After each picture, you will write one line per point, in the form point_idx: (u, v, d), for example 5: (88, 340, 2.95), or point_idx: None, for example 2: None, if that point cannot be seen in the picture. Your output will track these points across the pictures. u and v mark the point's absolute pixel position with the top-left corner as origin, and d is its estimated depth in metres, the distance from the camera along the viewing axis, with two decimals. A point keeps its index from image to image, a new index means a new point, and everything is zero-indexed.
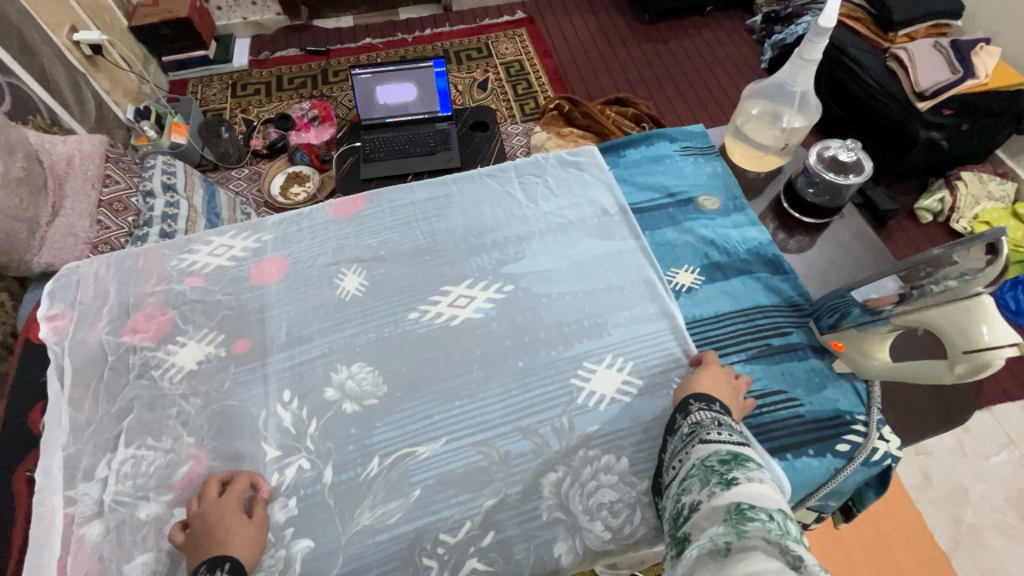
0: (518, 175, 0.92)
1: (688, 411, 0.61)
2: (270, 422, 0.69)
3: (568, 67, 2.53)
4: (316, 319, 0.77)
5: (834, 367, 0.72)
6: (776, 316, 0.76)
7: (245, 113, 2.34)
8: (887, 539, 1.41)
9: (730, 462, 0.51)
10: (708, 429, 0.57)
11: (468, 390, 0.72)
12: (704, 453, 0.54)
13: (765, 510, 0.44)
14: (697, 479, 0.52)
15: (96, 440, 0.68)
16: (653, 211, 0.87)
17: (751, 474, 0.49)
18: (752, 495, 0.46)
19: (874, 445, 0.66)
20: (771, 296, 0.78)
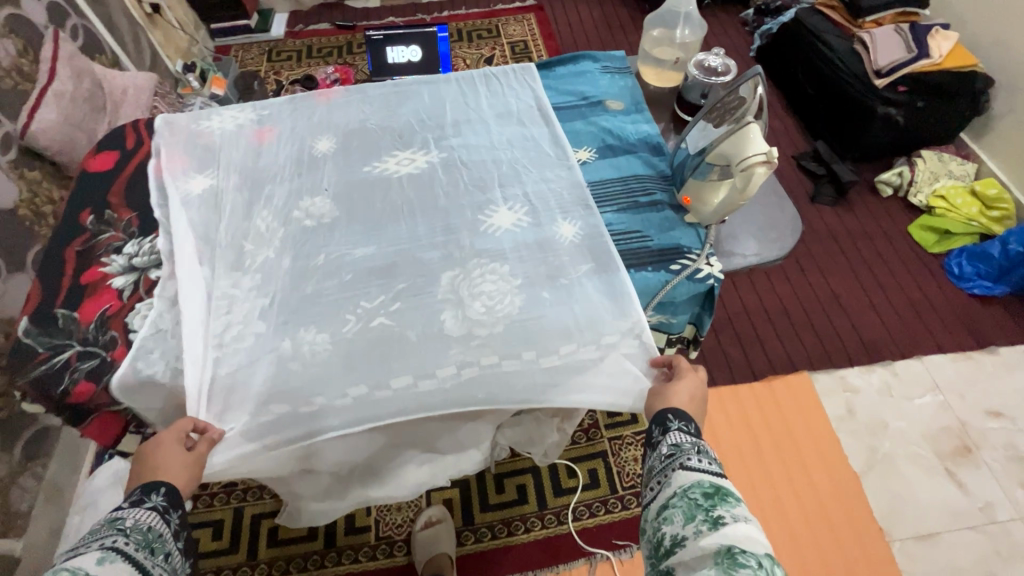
0: (467, 80, 1.13)
1: (668, 435, 0.73)
2: (249, 228, 0.93)
3: (569, 48, 2.76)
4: (292, 167, 1.01)
5: (684, 218, 0.91)
6: (647, 182, 0.96)
7: (277, 75, 2.66)
8: (803, 460, 1.57)
9: (712, 498, 0.64)
10: (689, 455, 0.69)
11: (399, 217, 0.94)
12: (687, 483, 0.66)
13: (753, 556, 0.58)
14: (681, 511, 0.65)
15: (126, 231, 0.93)
16: (568, 109, 1.08)
17: (732, 510, 0.63)
18: (738, 538, 0.59)
19: (700, 267, 0.86)
20: (648, 169, 0.98)
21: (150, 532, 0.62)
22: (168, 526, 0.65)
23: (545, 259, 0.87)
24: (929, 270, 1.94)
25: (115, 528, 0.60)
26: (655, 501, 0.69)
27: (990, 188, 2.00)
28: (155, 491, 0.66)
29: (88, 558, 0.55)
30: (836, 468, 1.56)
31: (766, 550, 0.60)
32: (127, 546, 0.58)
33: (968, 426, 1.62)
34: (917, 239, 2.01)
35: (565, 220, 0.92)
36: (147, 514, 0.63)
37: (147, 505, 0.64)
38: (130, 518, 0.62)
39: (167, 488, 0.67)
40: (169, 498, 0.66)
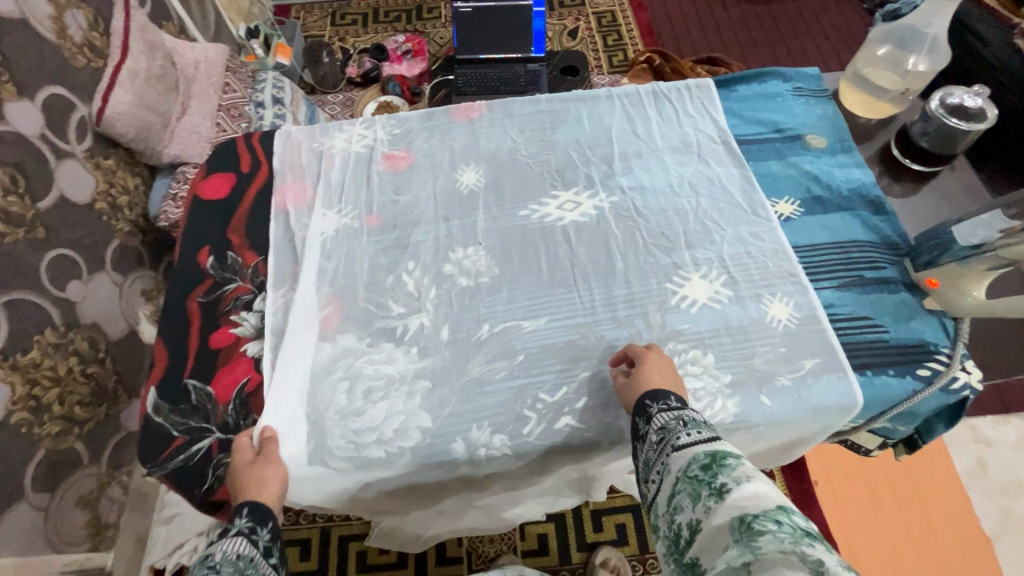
0: (631, 98, 0.95)
1: (654, 418, 0.61)
2: (396, 284, 0.79)
3: (662, 21, 2.47)
4: (438, 208, 0.86)
5: (923, 303, 0.75)
6: (871, 252, 0.79)
7: (342, 41, 2.45)
8: (929, 514, 1.44)
9: (710, 467, 0.52)
10: (678, 433, 0.58)
11: (571, 281, 0.79)
12: (683, 464, 0.55)
13: (773, 518, 0.45)
14: (687, 495, 0.53)
15: (255, 281, 0.80)
16: (759, 143, 0.90)
17: (736, 473, 0.51)
18: (745, 502, 0.47)
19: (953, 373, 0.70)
20: (869, 234, 0.81)
21: (241, 557, 0.53)
22: (256, 545, 0.56)
23: (755, 349, 0.73)
24: None
25: (205, 566, 0.52)
26: (658, 496, 0.57)
27: None
28: (239, 513, 0.58)
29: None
30: (965, 526, 1.44)
31: (782, 502, 0.47)
32: None
33: None
34: None
35: (774, 296, 0.76)
36: (235, 540, 0.55)
37: (235, 531, 0.56)
38: (219, 551, 0.54)
39: (250, 506, 0.60)
40: (258, 516, 0.59)
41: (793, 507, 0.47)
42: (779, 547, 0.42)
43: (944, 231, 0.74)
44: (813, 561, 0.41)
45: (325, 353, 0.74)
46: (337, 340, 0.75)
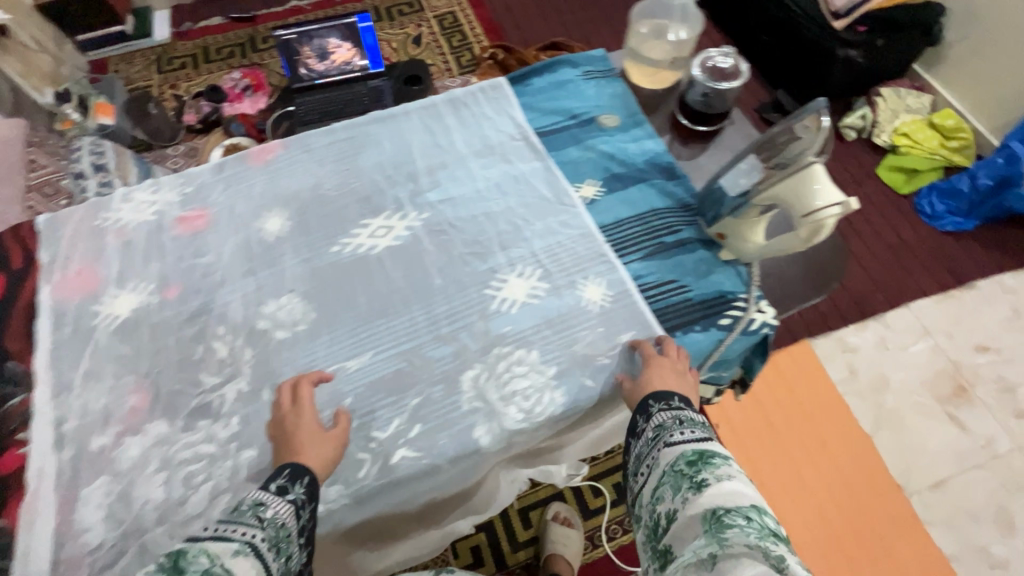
0: (431, 110, 0.94)
1: (651, 417, 0.63)
2: (206, 354, 0.74)
3: (502, 14, 2.50)
4: (243, 262, 0.81)
5: (719, 256, 0.80)
6: (668, 217, 0.84)
7: (173, 88, 2.28)
8: (818, 429, 1.58)
9: (697, 464, 0.55)
10: (673, 431, 0.61)
11: (390, 309, 0.77)
12: (671, 456, 0.58)
13: (745, 515, 0.49)
14: (670, 487, 0.56)
15: (44, 385, 0.72)
16: (557, 133, 0.92)
17: (719, 471, 0.54)
18: (723, 497, 0.51)
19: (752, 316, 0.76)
20: (666, 199, 0.86)
21: (284, 525, 0.54)
22: (302, 519, 0.57)
23: (576, 336, 0.75)
24: (903, 211, 1.94)
25: (255, 514, 0.54)
26: (645, 483, 0.60)
27: (948, 119, 2.01)
28: (299, 480, 0.59)
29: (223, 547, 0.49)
30: (849, 431, 1.58)
31: (754, 504, 0.51)
32: (261, 543, 0.51)
33: (962, 366, 1.67)
34: (886, 182, 2.00)
35: (588, 279, 0.79)
36: (284, 504, 0.56)
37: (290, 496, 0.57)
38: (269, 508, 0.55)
39: (310, 476, 0.60)
40: (311, 489, 0.59)
41: (769, 512, 0.51)
42: (746, 540, 0.45)
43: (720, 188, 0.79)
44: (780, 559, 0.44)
45: (136, 448, 0.68)
46: (148, 430, 0.69)
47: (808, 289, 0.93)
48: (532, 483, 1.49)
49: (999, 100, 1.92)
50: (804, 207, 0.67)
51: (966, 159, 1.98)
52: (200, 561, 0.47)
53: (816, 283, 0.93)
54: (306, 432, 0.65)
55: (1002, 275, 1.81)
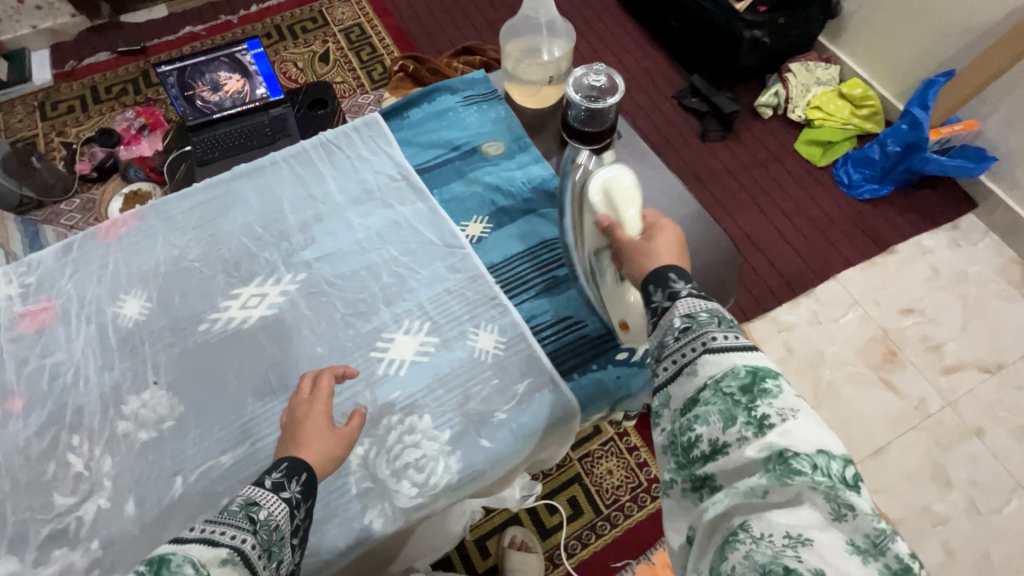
0: (304, 155, 0.90)
1: (677, 307, 0.64)
2: (58, 472, 0.72)
3: (411, 21, 2.41)
4: (96, 356, 0.78)
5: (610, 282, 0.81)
6: (558, 249, 0.85)
7: (61, 135, 2.11)
8: None
9: (751, 394, 0.56)
10: (709, 333, 0.61)
11: (262, 391, 0.75)
12: (718, 371, 0.59)
13: (810, 460, 0.52)
14: (717, 410, 0.58)
15: None
16: (440, 167, 0.90)
17: (775, 405, 0.56)
18: (786, 438, 0.53)
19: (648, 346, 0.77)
20: (555, 230, 0.87)
21: (276, 527, 0.57)
22: (294, 519, 0.59)
23: (471, 392, 0.74)
24: (822, 183, 1.98)
25: (247, 515, 0.56)
26: (681, 385, 0.62)
27: (855, 89, 2.05)
28: (296, 480, 0.61)
29: (214, 555, 0.51)
30: None
31: (819, 445, 0.53)
32: (253, 549, 0.54)
33: (890, 332, 1.71)
34: (804, 156, 2.03)
35: (480, 327, 0.78)
36: (278, 504, 0.58)
37: (285, 492, 0.60)
38: (263, 509, 0.57)
39: (308, 474, 0.62)
40: (307, 487, 0.62)
41: (832, 449, 0.54)
42: (815, 485, 0.50)
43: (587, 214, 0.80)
44: (845, 505, 0.49)
45: None
46: None
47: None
48: (485, 511, 1.45)
49: (897, 66, 1.97)
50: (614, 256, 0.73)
51: (876, 126, 2.03)
52: (187, 572, 0.48)
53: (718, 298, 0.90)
54: (314, 424, 0.66)
55: (920, 237, 1.86)
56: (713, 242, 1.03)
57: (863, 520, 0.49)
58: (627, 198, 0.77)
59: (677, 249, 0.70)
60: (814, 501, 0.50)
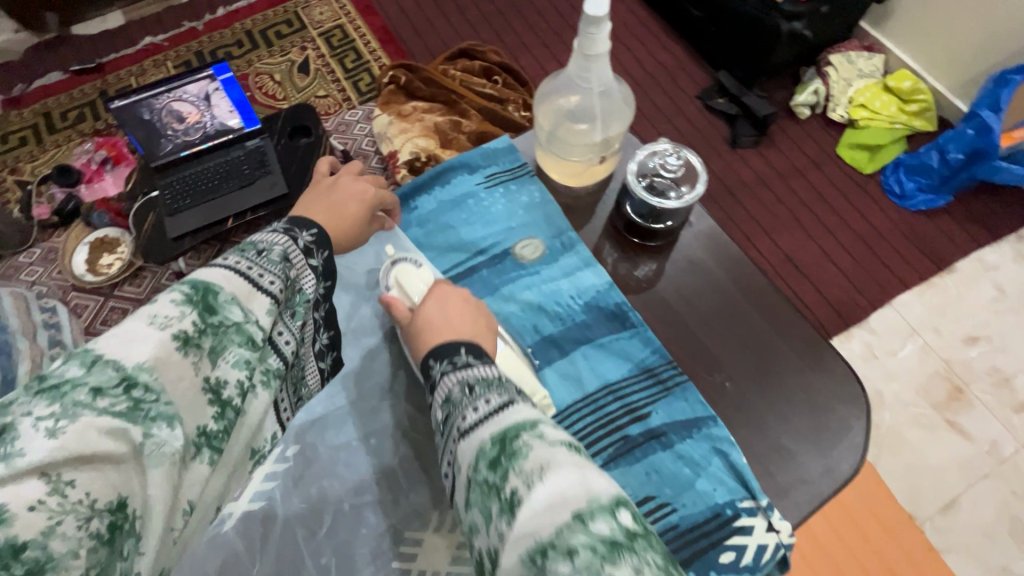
0: None
1: (440, 382, 0.59)
2: None
3: (398, 20, 2.15)
4: None
5: (681, 431, 0.80)
6: (632, 393, 0.83)
7: (15, 173, 1.88)
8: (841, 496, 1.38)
9: (501, 468, 0.47)
10: (463, 412, 0.54)
11: None
12: (470, 457, 0.50)
13: (568, 549, 0.39)
14: (480, 510, 0.47)
15: None
16: (468, 275, 0.92)
17: (527, 471, 0.45)
18: (546, 525, 0.41)
19: (760, 542, 0.73)
20: (623, 366, 0.85)
21: (299, 286, 0.63)
22: (312, 268, 0.65)
23: None
24: (869, 193, 1.78)
25: (276, 256, 0.59)
26: (455, 492, 0.52)
27: (904, 81, 1.84)
28: (308, 231, 0.66)
29: (253, 298, 0.54)
30: (866, 484, 1.41)
31: (582, 513, 0.41)
32: (273, 282, 0.57)
33: (954, 365, 1.54)
34: (847, 162, 1.82)
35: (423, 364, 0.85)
36: (296, 245, 0.63)
37: (298, 241, 0.64)
38: (284, 246, 0.61)
39: (316, 231, 0.67)
40: (318, 240, 0.66)
41: (613, 521, 0.41)
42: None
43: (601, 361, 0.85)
44: None
45: None
46: None
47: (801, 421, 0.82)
48: None
49: (952, 54, 1.74)
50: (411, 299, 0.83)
51: (927, 123, 1.82)
52: (232, 310, 0.52)
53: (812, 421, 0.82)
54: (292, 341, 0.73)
55: (981, 252, 1.67)
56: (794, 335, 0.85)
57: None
58: (417, 275, 0.85)
59: (453, 304, 0.74)
60: None
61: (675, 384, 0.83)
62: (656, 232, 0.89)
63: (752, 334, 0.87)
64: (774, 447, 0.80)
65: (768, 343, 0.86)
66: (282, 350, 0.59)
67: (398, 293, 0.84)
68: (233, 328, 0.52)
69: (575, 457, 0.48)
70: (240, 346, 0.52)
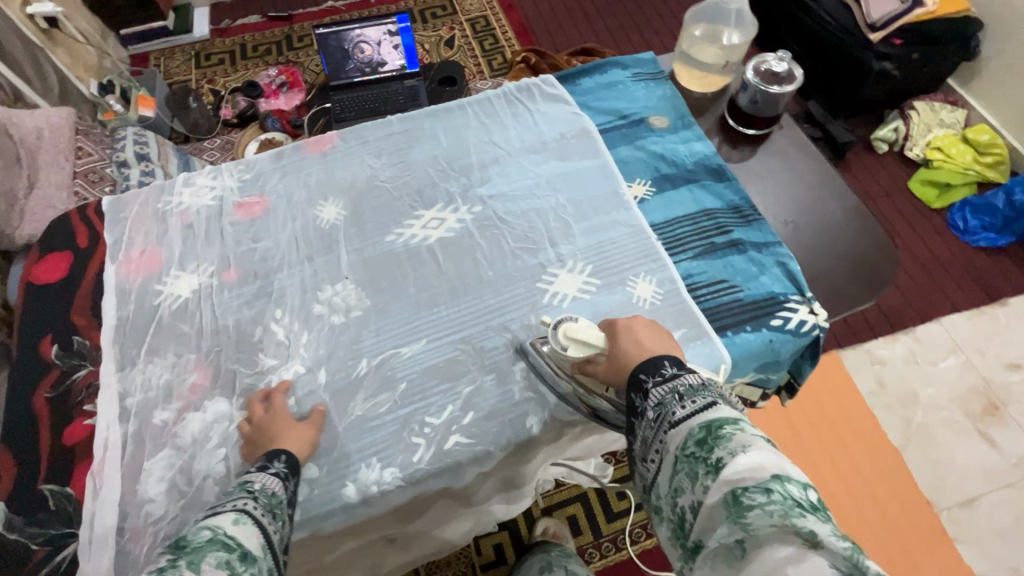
0: (474, 111, 1.10)
1: (652, 391, 0.66)
2: (266, 336, 0.86)
3: (534, 19, 2.52)
4: (300, 249, 0.94)
5: (758, 244, 0.95)
6: (721, 218, 0.98)
7: (210, 83, 2.34)
8: (841, 433, 1.57)
9: (707, 444, 0.58)
10: (672, 408, 0.64)
11: (435, 303, 0.90)
12: (681, 440, 0.61)
13: (765, 488, 0.52)
14: (686, 474, 0.59)
15: (118, 363, 0.85)
16: (610, 130, 1.10)
17: (732, 446, 0.57)
18: (743, 476, 0.54)
19: (803, 318, 0.87)
20: (716, 199, 1.01)
21: (274, 493, 0.64)
22: (285, 489, 0.67)
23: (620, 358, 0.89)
24: (934, 224, 1.94)
25: (246, 490, 0.63)
26: (662, 472, 0.63)
27: (982, 134, 2.00)
28: (277, 459, 0.70)
29: (225, 516, 0.57)
30: (878, 444, 1.56)
31: (776, 472, 0.54)
32: (255, 509, 0.60)
33: (993, 384, 1.64)
34: (918, 196, 1.99)
35: (638, 278, 0.90)
36: (271, 478, 0.66)
37: (271, 470, 0.68)
38: (257, 483, 0.65)
39: (285, 455, 0.71)
40: (290, 466, 0.70)
41: (789, 476, 0.53)
42: (769, 520, 0.50)
43: (705, 195, 1.01)
44: (806, 533, 0.48)
45: (197, 424, 0.80)
46: (207, 408, 0.81)
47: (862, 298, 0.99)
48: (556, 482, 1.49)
49: None
50: (589, 352, 0.76)
51: (1000, 175, 1.97)
52: (202, 532, 0.53)
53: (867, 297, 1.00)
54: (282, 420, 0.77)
55: None
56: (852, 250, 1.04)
57: (831, 546, 0.47)
58: (582, 324, 0.78)
59: (649, 335, 0.75)
60: (792, 544, 0.48)
61: (753, 219, 0.98)
62: (758, 121, 1.15)
63: (832, 224, 1.06)
64: (826, 294, 1.00)
65: (845, 235, 1.05)
66: (276, 545, 0.59)
67: (581, 349, 0.76)
68: (208, 544, 0.52)
69: (771, 446, 0.58)
70: (220, 551, 0.51)
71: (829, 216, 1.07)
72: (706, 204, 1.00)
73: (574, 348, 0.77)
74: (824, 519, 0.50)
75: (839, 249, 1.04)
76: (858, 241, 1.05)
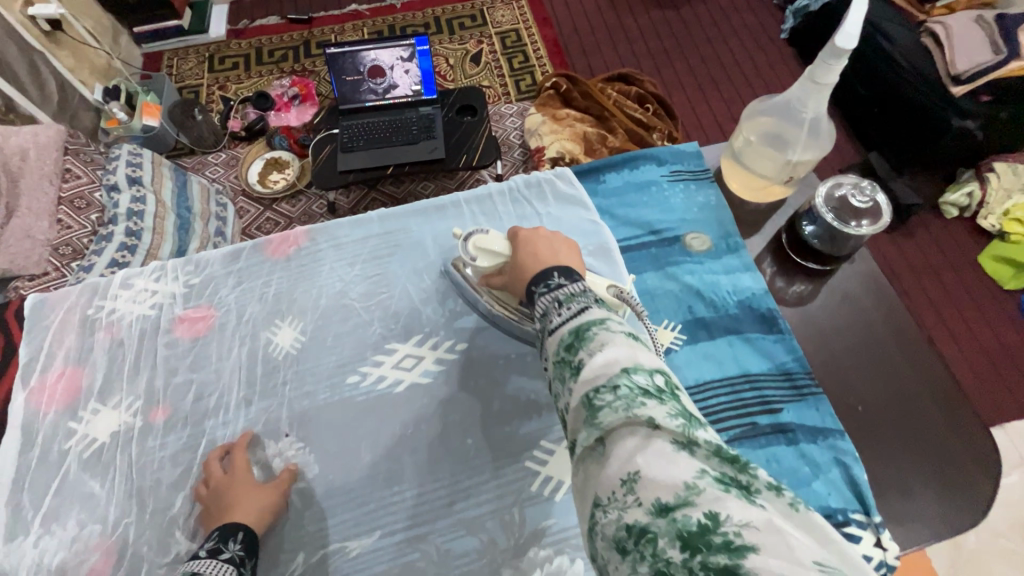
0: (469, 211, 0.98)
1: (539, 300, 0.61)
2: (186, 511, 0.73)
3: (570, 36, 2.31)
4: (240, 387, 0.82)
5: (809, 428, 0.84)
6: (768, 388, 0.88)
7: (222, 90, 2.21)
8: None
9: (573, 346, 0.52)
10: (551, 314, 0.58)
11: (391, 483, 0.75)
12: (555, 346, 0.55)
13: (613, 386, 0.46)
14: (557, 380, 0.53)
15: (21, 517, 0.74)
16: (637, 248, 1.01)
17: (592, 345, 0.51)
18: (597, 374, 0.48)
19: (867, 553, 0.75)
20: (762, 360, 0.90)
21: None
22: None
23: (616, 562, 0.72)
24: (1006, 310, 1.70)
25: None
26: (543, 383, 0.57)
27: None
28: (233, 538, 0.67)
29: None
30: None
31: (631, 363, 0.48)
32: None
33: None
34: (989, 274, 1.75)
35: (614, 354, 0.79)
36: (222, 564, 0.64)
37: (224, 555, 0.65)
38: (203, 573, 0.62)
39: (244, 532, 0.68)
40: (246, 545, 0.67)
41: (641, 366, 0.47)
42: (617, 415, 0.43)
43: (749, 356, 0.91)
44: (648, 423, 0.42)
45: None
46: None
47: (931, 491, 0.84)
48: None
49: None
50: (497, 263, 0.78)
51: None
52: None
53: (943, 498, 0.83)
54: (242, 484, 0.72)
55: None
56: (919, 428, 0.88)
57: (665, 425, 0.42)
58: (491, 234, 0.80)
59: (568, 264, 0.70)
60: (634, 432, 0.43)
61: (808, 392, 0.87)
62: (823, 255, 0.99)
63: (907, 391, 0.91)
64: (893, 499, 0.83)
65: (920, 411, 0.89)
66: None
67: (489, 262, 0.78)
68: None
69: (634, 340, 0.52)
70: None
71: (900, 386, 0.91)
72: (744, 366, 0.90)
73: (481, 257, 0.79)
74: (670, 401, 0.45)
75: (914, 427, 0.88)
76: (938, 429, 0.88)
